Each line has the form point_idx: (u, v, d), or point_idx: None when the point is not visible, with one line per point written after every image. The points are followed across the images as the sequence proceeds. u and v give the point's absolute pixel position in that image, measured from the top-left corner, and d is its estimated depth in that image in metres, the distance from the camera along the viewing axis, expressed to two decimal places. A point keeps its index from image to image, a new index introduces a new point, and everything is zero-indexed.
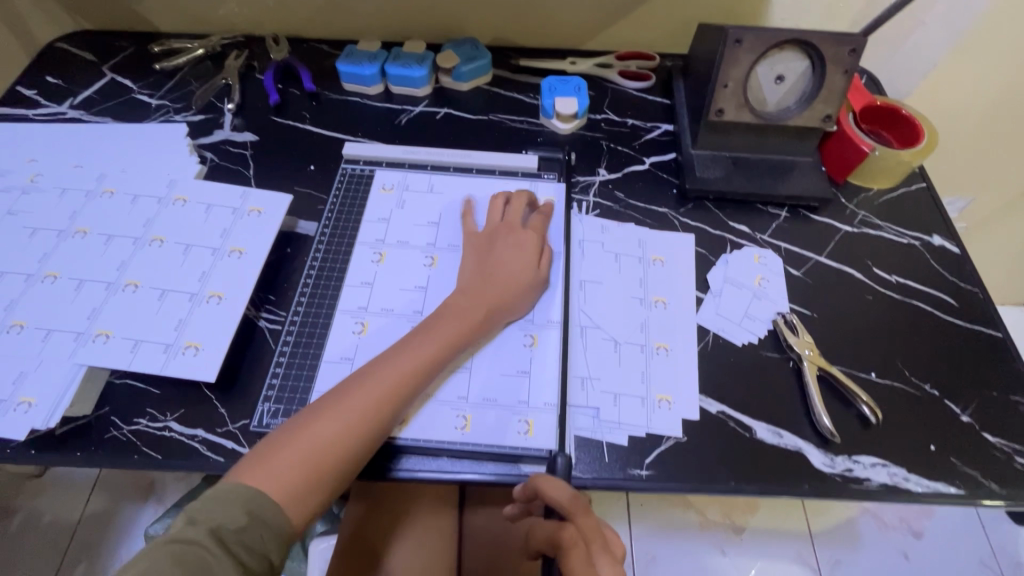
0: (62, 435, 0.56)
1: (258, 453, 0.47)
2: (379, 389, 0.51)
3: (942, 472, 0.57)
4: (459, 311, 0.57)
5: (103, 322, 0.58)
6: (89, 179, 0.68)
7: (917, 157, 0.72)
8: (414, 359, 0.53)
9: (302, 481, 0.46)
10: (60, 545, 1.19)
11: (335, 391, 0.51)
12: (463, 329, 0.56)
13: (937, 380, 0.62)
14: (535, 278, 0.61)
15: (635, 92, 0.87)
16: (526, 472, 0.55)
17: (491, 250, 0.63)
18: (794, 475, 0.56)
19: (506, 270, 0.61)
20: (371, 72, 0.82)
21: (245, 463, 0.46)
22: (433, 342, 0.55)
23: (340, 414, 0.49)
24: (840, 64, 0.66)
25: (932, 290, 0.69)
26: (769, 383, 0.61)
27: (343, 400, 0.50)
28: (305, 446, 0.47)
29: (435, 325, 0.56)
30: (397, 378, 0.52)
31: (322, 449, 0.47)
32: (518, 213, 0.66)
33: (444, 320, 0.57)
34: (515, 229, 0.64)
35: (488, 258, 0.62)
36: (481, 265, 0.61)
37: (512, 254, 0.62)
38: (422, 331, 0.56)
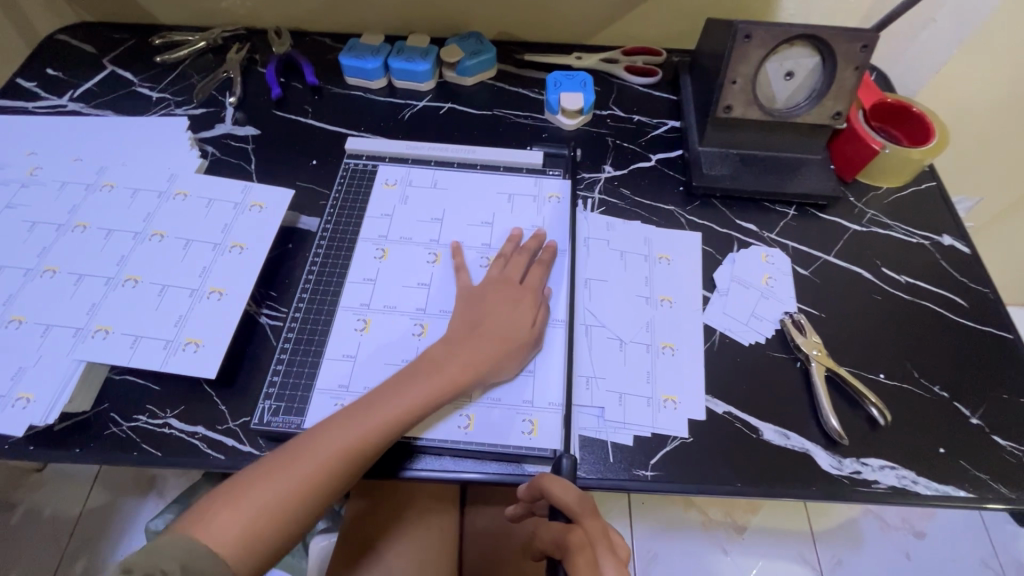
0: (61, 431, 0.55)
1: (218, 496, 0.46)
2: (339, 447, 0.48)
3: (952, 476, 0.56)
4: (440, 366, 0.53)
5: (102, 317, 0.57)
6: (89, 172, 0.68)
7: (928, 155, 0.71)
8: (382, 417, 0.50)
9: (243, 540, 0.44)
10: (61, 539, 1.19)
11: (296, 443, 0.49)
12: (441, 385, 0.52)
13: (946, 381, 0.61)
14: (537, 323, 0.58)
15: (641, 88, 0.86)
16: (529, 471, 0.54)
17: (483, 298, 0.59)
18: (801, 477, 0.55)
19: (498, 326, 0.56)
20: (374, 66, 0.81)
21: (205, 505, 0.45)
22: (407, 398, 0.51)
23: (295, 471, 0.47)
24: (852, 60, 0.65)
25: (942, 290, 0.68)
26: (776, 384, 0.61)
27: (299, 458, 0.48)
28: (257, 501, 0.45)
29: (410, 379, 0.53)
30: (361, 437, 0.49)
31: (270, 508, 0.45)
32: (517, 270, 0.61)
33: (422, 373, 0.53)
34: (511, 287, 0.60)
35: (488, 297, 0.59)
36: (479, 302, 0.59)
37: (505, 308, 0.58)
38: (397, 384, 0.52)
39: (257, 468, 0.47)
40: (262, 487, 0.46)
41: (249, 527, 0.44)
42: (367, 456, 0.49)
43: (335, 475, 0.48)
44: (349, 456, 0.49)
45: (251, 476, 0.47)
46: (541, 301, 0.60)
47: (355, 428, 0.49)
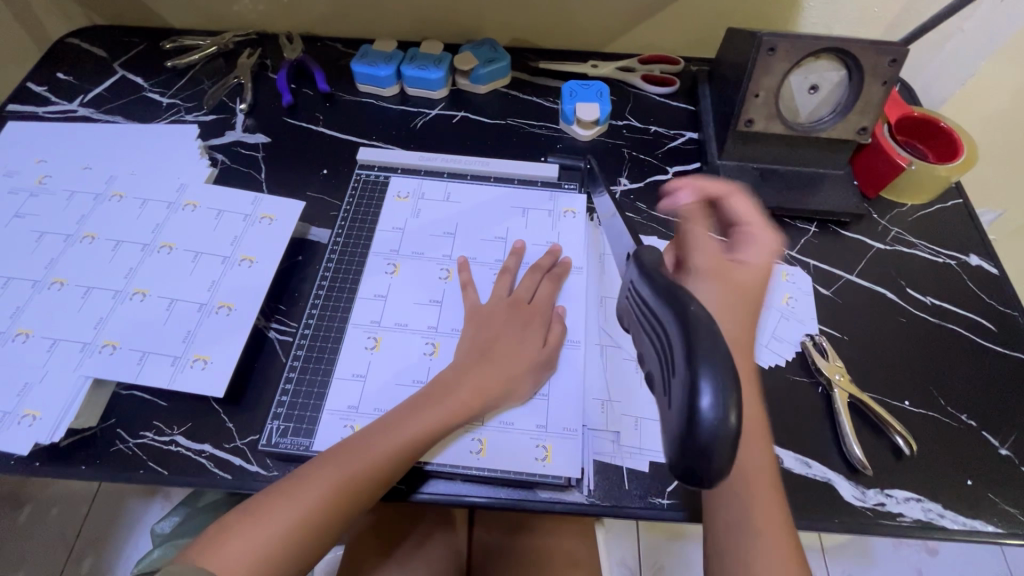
0: (66, 447, 0.54)
1: (219, 531, 0.45)
2: (352, 473, 0.48)
3: (980, 510, 0.54)
4: (448, 392, 0.52)
5: (110, 332, 0.57)
6: (99, 181, 0.67)
7: (955, 172, 0.69)
8: (398, 441, 0.50)
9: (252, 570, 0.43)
10: (67, 540, 1.19)
11: (310, 468, 0.48)
12: (450, 411, 0.51)
13: (974, 409, 0.59)
14: (544, 353, 0.56)
15: (658, 97, 0.84)
16: (543, 498, 0.53)
17: (492, 321, 0.58)
18: (822, 508, 0.54)
19: (508, 351, 0.55)
20: (387, 73, 0.80)
21: (205, 541, 0.44)
22: (415, 424, 0.50)
23: (303, 499, 0.46)
24: (879, 75, 0.63)
25: (969, 313, 0.66)
26: (797, 409, 0.59)
27: (309, 481, 0.47)
28: (267, 529, 0.44)
29: (424, 403, 0.52)
30: (376, 461, 0.49)
31: (281, 534, 0.44)
32: (529, 290, 0.60)
33: (435, 398, 0.52)
34: (520, 310, 0.59)
35: (496, 324, 0.57)
36: (489, 327, 0.57)
37: (516, 331, 0.57)
38: (406, 410, 0.52)
39: (264, 495, 0.47)
40: (267, 513, 0.45)
41: (258, 557, 0.43)
42: (377, 483, 0.48)
43: (341, 504, 0.47)
44: (356, 482, 0.47)
45: (257, 503, 0.46)
46: (552, 322, 0.59)
47: (363, 454, 0.49)
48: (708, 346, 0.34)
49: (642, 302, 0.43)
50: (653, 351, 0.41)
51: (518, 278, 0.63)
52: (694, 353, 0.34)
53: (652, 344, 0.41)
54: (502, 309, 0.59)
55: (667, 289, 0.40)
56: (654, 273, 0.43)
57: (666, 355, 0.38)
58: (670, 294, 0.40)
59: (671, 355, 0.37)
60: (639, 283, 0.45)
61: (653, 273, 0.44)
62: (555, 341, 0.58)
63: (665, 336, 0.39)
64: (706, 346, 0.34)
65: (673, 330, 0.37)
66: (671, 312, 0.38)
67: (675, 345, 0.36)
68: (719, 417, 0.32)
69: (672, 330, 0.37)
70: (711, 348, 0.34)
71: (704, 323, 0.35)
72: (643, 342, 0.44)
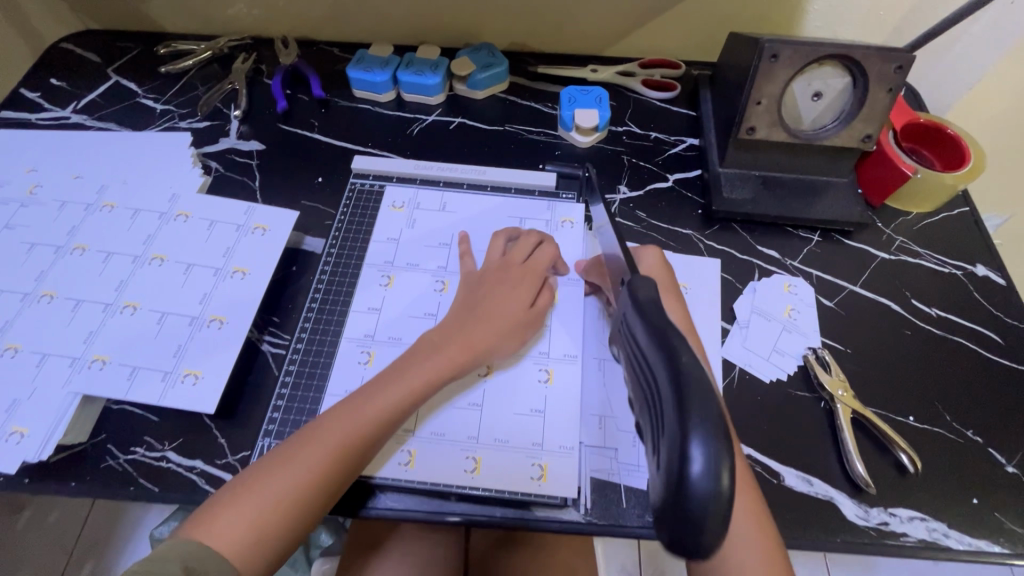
0: (56, 464, 0.53)
1: (214, 505, 0.45)
2: (346, 432, 0.48)
3: (986, 529, 0.53)
4: (435, 352, 0.53)
5: (100, 346, 0.56)
6: (90, 192, 0.66)
7: (962, 181, 0.67)
8: (394, 396, 0.50)
9: (250, 538, 0.43)
10: (67, 545, 1.19)
11: (304, 432, 0.49)
12: (437, 369, 0.52)
13: (981, 425, 0.58)
14: (535, 309, 0.58)
15: (658, 102, 0.83)
16: (539, 516, 0.52)
17: (484, 284, 0.59)
18: (824, 528, 0.52)
19: (496, 308, 0.56)
20: (383, 79, 0.79)
21: (200, 516, 0.44)
22: (407, 383, 0.51)
23: (298, 465, 0.46)
24: (884, 81, 0.62)
25: (976, 325, 0.64)
26: (799, 425, 0.58)
27: (308, 448, 0.47)
28: (262, 499, 0.45)
29: (415, 358, 0.53)
30: (371, 417, 0.49)
31: (277, 502, 0.45)
32: (522, 251, 0.61)
33: (424, 353, 0.53)
34: (514, 269, 0.60)
35: (485, 289, 0.58)
36: (478, 291, 0.58)
37: (505, 291, 0.57)
38: (395, 372, 0.52)
39: (259, 466, 0.47)
40: (264, 483, 0.45)
41: (255, 524, 0.44)
42: (373, 439, 0.49)
43: (338, 466, 0.47)
44: (356, 443, 0.48)
45: (252, 476, 0.46)
46: (543, 287, 0.60)
47: (359, 415, 0.49)
48: (700, 403, 0.31)
49: (635, 342, 0.39)
50: (640, 395, 0.38)
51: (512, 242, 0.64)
52: (685, 412, 0.31)
53: (640, 383, 0.38)
54: (491, 275, 0.59)
55: (657, 329, 0.36)
56: (646, 310, 0.38)
57: (654, 401, 0.35)
58: (662, 338, 0.35)
59: (659, 407, 0.34)
60: (632, 319, 0.40)
61: (647, 308, 0.39)
62: (545, 302, 0.59)
63: (652, 383, 0.35)
64: (697, 404, 0.31)
65: (663, 378, 0.34)
66: (660, 357, 0.35)
67: (664, 399, 0.33)
68: (711, 483, 0.30)
69: (661, 378, 0.34)
70: (703, 406, 0.31)
71: (696, 379, 0.32)
72: (632, 382, 0.40)
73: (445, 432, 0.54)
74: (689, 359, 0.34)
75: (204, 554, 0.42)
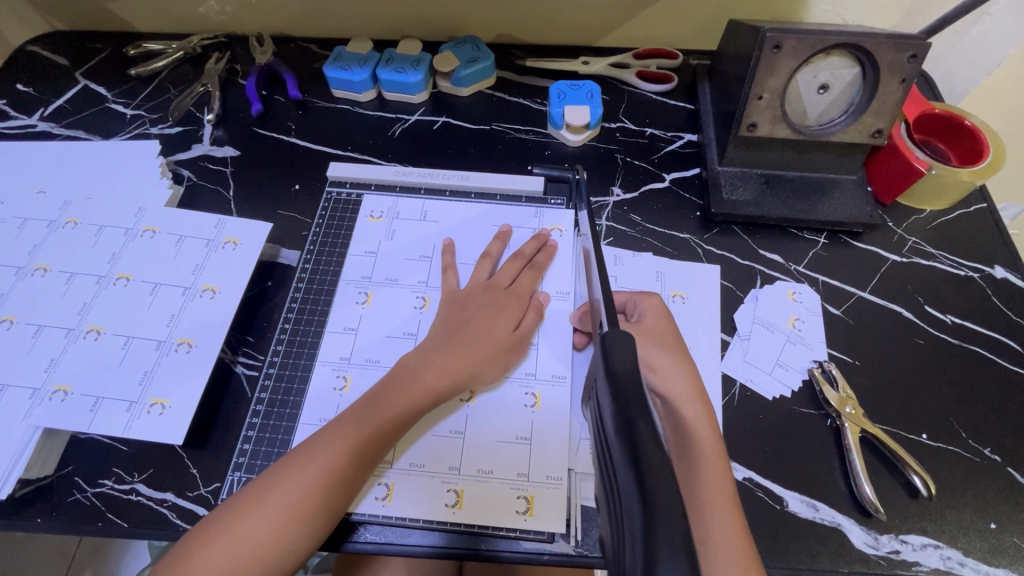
0: (20, 499, 0.51)
1: (185, 548, 0.42)
2: (323, 469, 0.45)
3: (1005, 557, 0.49)
4: (413, 380, 0.50)
5: (61, 376, 0.53)
6: (53, 207, 0.63)
7: (979, 176, 0.62)
8: (372, 429, 0.48)
9: None
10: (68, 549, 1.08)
11: (280, 468, 0.46)
12: (417, 398, 0.49)
13: (999, 442, 0.54)
14: (517, 336, 0.54)
15: (654, 96, 0.78)
16: (526, 550, 0.49)
17: (467, 305, 0.56)
18: (831, 558, 0.49)
19: (478, 333, 0.53)
20: (362, 77, 0.74)
21: (170, 560, 0.42)
22: (386, 414, 0.48)
23: (273, 505, 0.43)
24: (897, 72, 0.57)
25: (993, 333, 0.60)
26: (803, 445, 0.54)
27: (282, 486, 0.44)
28: (237, 541, 0.42)
29: (395, 386, 0.50)
30: (348, 452, 0.46)
31: (253, 545, 0.42)
32: (508, 274, 0.58)
33: (404, 381, 0.50)
34: (498, 292, 0.57)
35: (465, 316, 0.55)
36: (459, 319, 0.55)
37: (489, 314, 0.55)
38: (374, 400, 0.49)
39: (234, 504, 0.44)
40: (244, 519, 0.43)
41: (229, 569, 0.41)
42: (352, 477, 0.46)
43: (316, 505, 0.44)
44: (339, 471, 0.46)
45: (229, 511, 0.44)
46: (528, 308, 0.57)
47: (338, 444, 0.46)
48: (669, 539, 0.23)
49: (606, 431, 0.30)
50: (606, 495, 0.30)
51: (501, 263, 0.61)
52: (650, 553, 0.23)
53: (608, 480, 0.30)
54: (471, 300, 0.56)
55: (622, 417, 0.28)
56: (619, 391, 0.29)
57: (618, 513, 0.27)
58: (627, 435, 0.27)
59: (622, 526, 0.25)
60: (604, 400, 0.31)
61: (622, 386, 0.30)
62: (529, 328, 0.56)
63: (617, 490, 0.27)
64: (667, 543, 0.23)
65: (630, 501, 0.25)
66: (626, 466, 0.26)
67: (628, 525, 0.25)
68: None
69: (628, 498, 0.25)
70: (671, 547, 0.23)
71: (666, 509, 0.24)
72: (600, 474, 0.32)
73: (425, 462, 0.51)
74: (660, 469, 0.25)
75: None
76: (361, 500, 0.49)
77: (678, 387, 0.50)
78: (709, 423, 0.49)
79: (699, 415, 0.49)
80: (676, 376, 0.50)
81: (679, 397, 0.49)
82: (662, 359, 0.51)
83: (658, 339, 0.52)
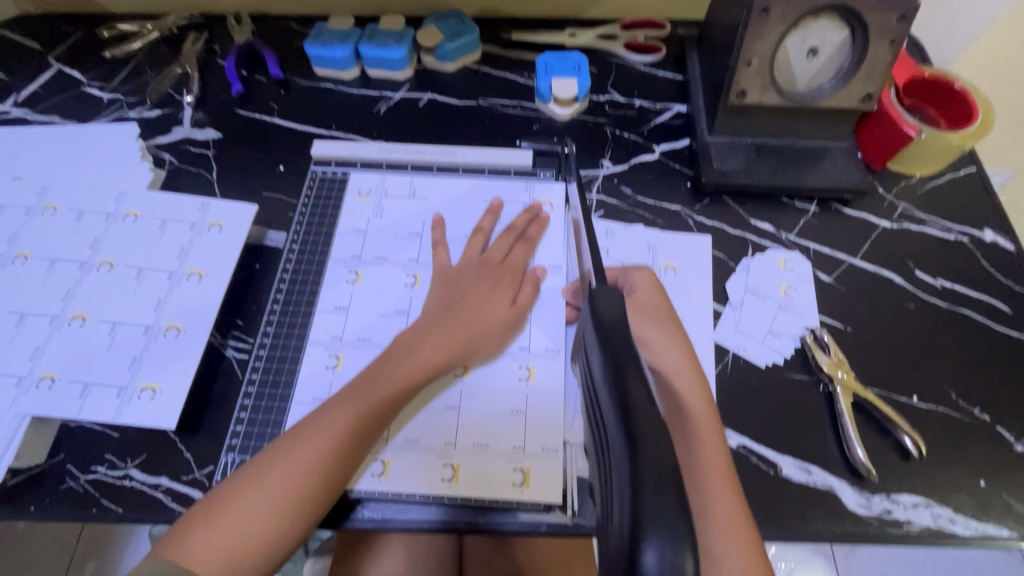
0: (12, 488, 0.50)
1: (186, 527, 0.42)
2: (322, 447, 0.45)
3: (994, 513, 0.50)
4: (409, 355, 0.50)
5: (48, 363, 0.52)
6: (31, 194, 0.62)
7: (968, 139, 0.62)
8: (371, 402, 0.47)
9: (231, 560, 0.41)
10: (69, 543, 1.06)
11: (279, 447, 0.45)
12: (413, 374, 0.49)
13: (988, 403, 0.55)
14: (511, 312, 0.54)
15: (643, 67, 0.77)
16: (524, 521, 0.49)
17: (460, 280, 0.55)
18: (824, 520, 0.50)
19: (473, 308, 0.53)
20: (344, 54, 0.73)
21: (173, 539, 0.42)
22: (381, 389, 0.48)
23: (273, 484, 0.43)
24: (886, 34, 0.56)
25: (983, 295, 0.61)
26: (797, 409, 0.55)
27: (279, 467, 0.44)
28: (240, 520, 0.42)
29: (390, 363, 0.50)
30: (346, 432, 0.46)
31: (254, 523, 0.42)
32: (500, 249, 0.58)
33: (399, 358, 0.50)
34: (492, 267, 0.56)
35: (457, 291, 0.54)
36: (449, 296, 0.54)
37: (483, 290, 0.54)
38: (371, 375, 0.49)
39: (233, 483, 0.44)
40: (237, 502, 0.42)
41: (233, 549, 0.41)
42: (351, 455, 0.46)
43: (316, 483, 0.44)
44: (340, 450, 0.45)
45: (229, 491, 0.43)
46: (523, 282, 0.57)
47: (336, 423, 0.46)
48: (655, 478, 0.24)
49: (593, 382, 0.32)
50: (596, 445, 0.31)
51: (493, 237, 0.60)
52: (637, 493, 0.24)
53: (597, 430, 0.31)
54: (463, 275, 0.56)
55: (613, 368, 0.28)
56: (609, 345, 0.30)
57: (608, 463, 0.28)
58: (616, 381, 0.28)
59: (611, 474, 0.27)
60: (594, 354, 0.32)
61: (612, 340, 0.31)
62: (525, 302, 0.55)
63: (605, 437, 0.28)
64: (652, 482, 0.24)
65: (618, 448, 0.26)
66: (616, 413, 0.27)
67: (616, 467, 0.26)
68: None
69: (615, 442, 0.27)
70: (656, 483, 0.24)
71: (653, 449, 0.25)
72: (591, 426, 0.33)
73: (421, 438, 0.51)
74: (648, 415, 0.26)
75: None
76: (358, 478, 0.49)
77: (670, 360, 0.50)
78: (703, 391, 0.49)
79: (693, 386, 0.49)
80: (671, 351, 0.50)
81: (671, 370, 0.49)
82: (654, 335, 0.51)
83: (650, 314, 0.52)
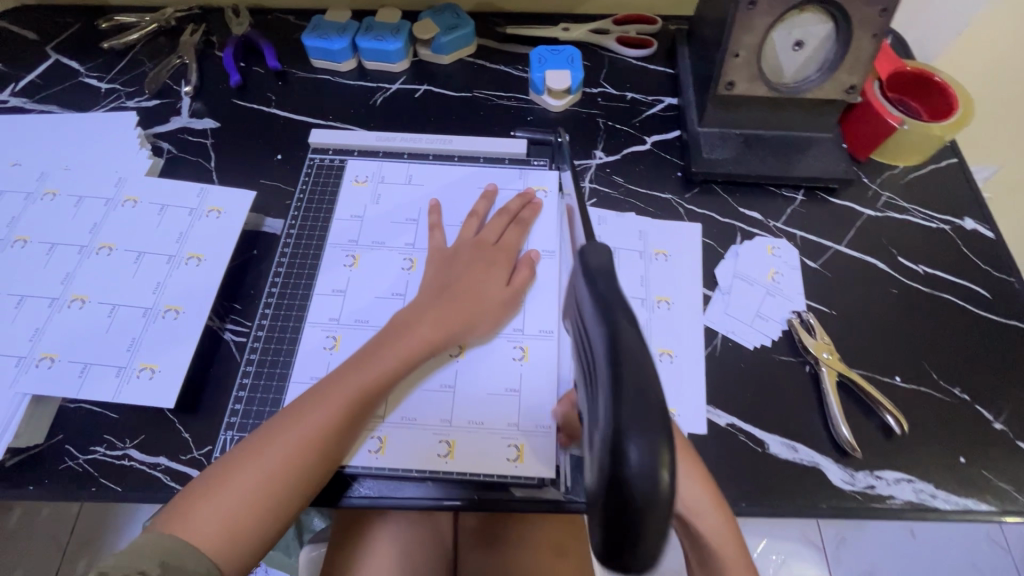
0: (11, 468, 0.51)
1: (184, 501, 0.43)
2: (319, 424, 0.46)
3: (973, 488, 0.52)
4: (404, 335, 0.51)
5: (48, 343, 0.53)
6: (30, 179, 0.62)
7: (948, 131, 0.64)
8: (366, 379, 0.48)
9: (228, 531, 0.42)
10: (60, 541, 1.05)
11: (276, 423, 0.46)
12: (408, 353, 0.50)
13: (968, 383, 0.56)
14: (505, 294, 0.55)
15: (635, 61, 0.79)
16: (517, 497, 0.50)
17: (455, 264, 0.57)
18: (809, 495, 0.51)
19: (467, 289, 0.54)
20: (341, 46, 0.74)
21: (170, 513, 0.42)
22: (376, 369, 0.49)
23: (270, 458, 0.44)
24: (869, 27, 0.58)
25: (963, 281, 0.63)
26: (784, 390, 0.56)
27: (276, 442, 0.45)
28: (237, 493, 0.43)
29: (386, 344, 0.50)
30: (341, 409, 0.47)
31: (250, 496, 0.43)
32: (494, 232, 0.59)
33: (395, 338, 0.51)
34: (486, 250, 0.58)
35: (452, 274, 0.56)
36: (445, 278, 0.55)
37: (477, 273, 0.55)
38: (366, 355, 0.50)
39: (230, 457, 0.44)
40: (235, 477, 0.43)
41: (230, 521, 0.42)
42: (346, 432, 0.47)
43: (311, 458, 0.45)
44: (336, 425, 0.46)
45: (227, 465, 0.44)
46: (518, 265, 0.58)
47: (333, 400, 0.47)
48: (634, 390, 0.27)
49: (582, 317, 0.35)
50: (584, 372, 0.35)
51: (488, 221, 0.62)
52: (617, 405, 0.28)
53: (585, 358, 0.34)
54: (458, 258, 0.57)
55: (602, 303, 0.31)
56: (595, 280, 0.33)
57: (594, 387, 0.31)
58: (603, 310, 0.31)
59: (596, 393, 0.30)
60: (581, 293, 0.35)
61: (599, 280, 0.33)
62: (520, 285, 0.56)
63: (592, 361, 0.32)
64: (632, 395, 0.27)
65: (603, 370, 0.30)
66: (602, 337, 0.30)
67: (601, 386, 0.29)
68: (648, 472, 0.26)
69: (600, 363, 0.30)
70: (636, 396, 0.27)
71: (633, 369, 0.28)
72: (580, 360, 0.37)
73: (417, 416, 0.52)
74: (630, 339, 0.30)
75: (180, 546, 0.40)
76: (355, 454, 0.50)
77: None
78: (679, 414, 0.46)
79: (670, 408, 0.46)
80: None
81: None
82: None
83: None
